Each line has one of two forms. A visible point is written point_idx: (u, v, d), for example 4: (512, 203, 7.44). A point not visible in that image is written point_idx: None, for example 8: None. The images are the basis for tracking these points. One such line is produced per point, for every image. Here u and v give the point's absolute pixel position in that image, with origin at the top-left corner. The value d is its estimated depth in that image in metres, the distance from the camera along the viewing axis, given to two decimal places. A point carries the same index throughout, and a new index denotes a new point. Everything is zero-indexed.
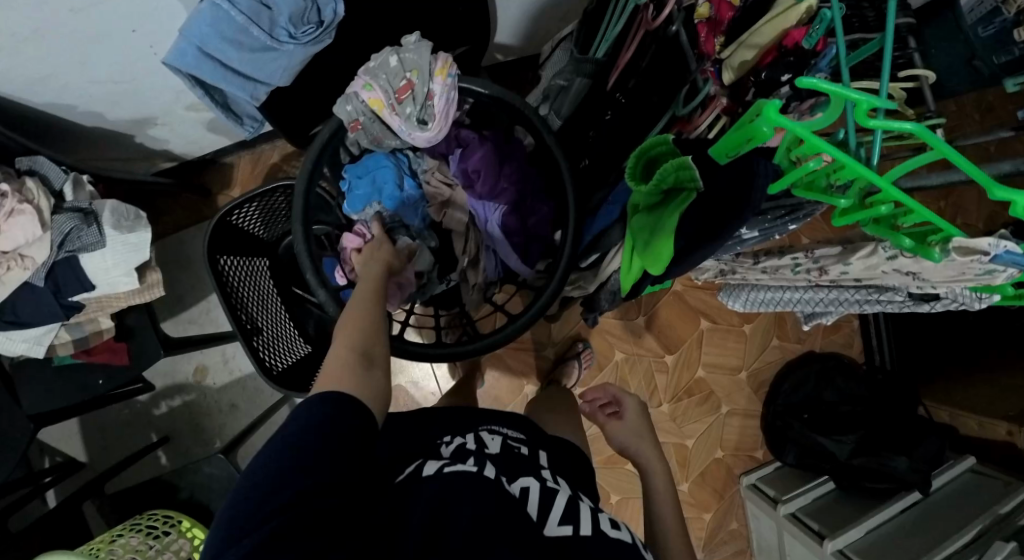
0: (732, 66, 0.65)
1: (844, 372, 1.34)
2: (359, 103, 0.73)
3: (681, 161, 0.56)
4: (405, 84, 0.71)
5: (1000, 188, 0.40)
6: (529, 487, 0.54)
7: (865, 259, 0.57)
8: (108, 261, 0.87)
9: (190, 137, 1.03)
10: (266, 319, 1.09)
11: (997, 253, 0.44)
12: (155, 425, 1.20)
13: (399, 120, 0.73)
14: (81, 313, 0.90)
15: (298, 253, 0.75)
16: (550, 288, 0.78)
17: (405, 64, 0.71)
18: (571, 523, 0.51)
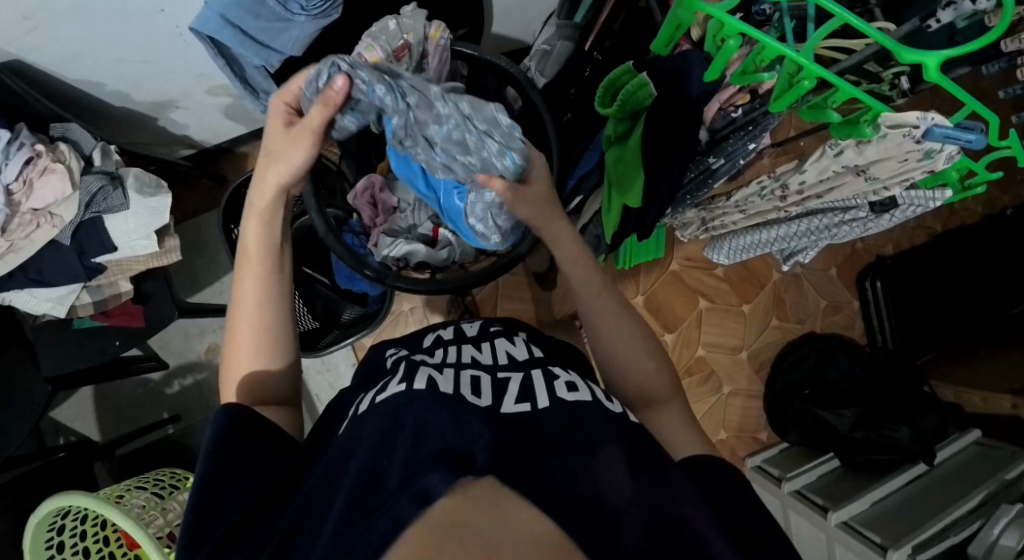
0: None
1: (844, 349, 1.35)
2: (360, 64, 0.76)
3: (637, 81, 0.64)
4: (402, 44, 0.75)
5: (910, 51, 0.44)
6: (485, 378, 0.61)
7: (818, 164, 0.66)
8: (130, 224, 0.93)
9: (209, 122, 1.10)
10: None
11: (927, 126, 0.52)
12: (166, 404, 1.24)
13: None
14: (101, 277, 0.96)
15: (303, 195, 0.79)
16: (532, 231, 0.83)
17: (402, 28, 0.76)
18: (529, 401, 0.58)
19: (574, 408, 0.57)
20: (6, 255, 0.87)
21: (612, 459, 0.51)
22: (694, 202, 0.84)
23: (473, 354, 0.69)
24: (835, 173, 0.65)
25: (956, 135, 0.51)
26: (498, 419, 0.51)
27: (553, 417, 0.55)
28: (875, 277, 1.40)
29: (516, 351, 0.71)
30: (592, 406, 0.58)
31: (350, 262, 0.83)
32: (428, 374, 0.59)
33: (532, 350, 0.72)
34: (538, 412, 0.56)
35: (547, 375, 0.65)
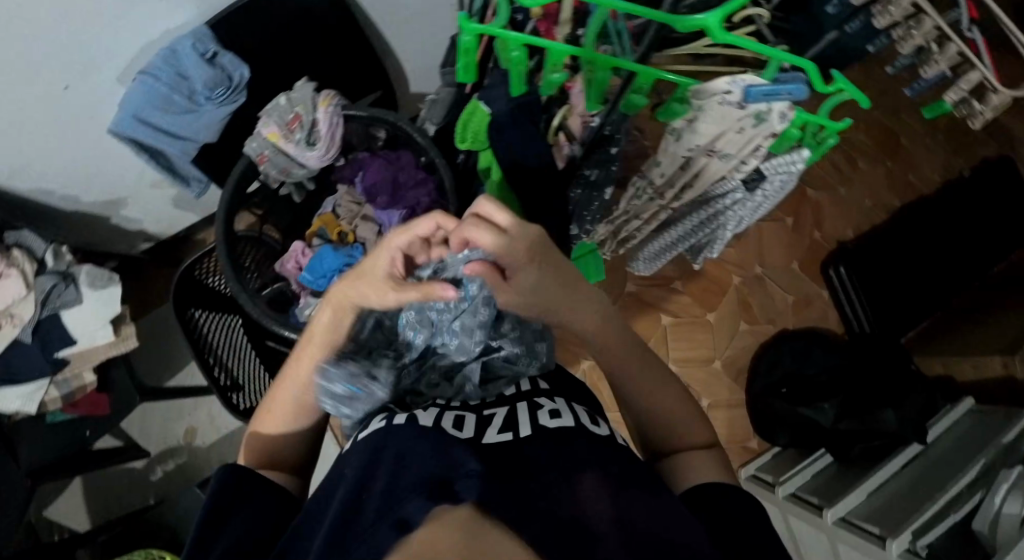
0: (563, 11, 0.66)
1: (819, 341, 1.31)
2: (259, 141, 0.84)
3: (473, 105, 0.72)
4: (293, 116, 0.84)
5: (681, 18, 0.50)
6: (464, 411, 0.55)
7: (670, 152, 0.69)
8: (86, 314, 0.99)
9: (165, 216, 1.13)
10: (239, 369, 1.19)
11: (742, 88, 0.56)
12: (152, 489, 1.27)
13: (294, 147, 0.85)
14: (67, 369, 1.00)
15: (219, 264, 0.84)
16: None
17: (292, 102, 0.84)
18: (512, 430, 0.52)
19: (560, 437, 0.51)
20: None
21: (595, 484, 0.46)
22: (600, 227, 0.85)
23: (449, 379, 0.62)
24: (691, 160, 0.69)
25: (767, 90, 0.55)
26: (482, 451, 0.47)
27: (541, 446, 0.50)
28: (838, 264, 1.37)
29: (504, 378, 0.63)
30: (580, 431, 0.53)
31: (272, 323, 0.87)
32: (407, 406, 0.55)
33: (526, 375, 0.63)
34: (530, 438, 0.51)
35: (532, 403, 0.58)
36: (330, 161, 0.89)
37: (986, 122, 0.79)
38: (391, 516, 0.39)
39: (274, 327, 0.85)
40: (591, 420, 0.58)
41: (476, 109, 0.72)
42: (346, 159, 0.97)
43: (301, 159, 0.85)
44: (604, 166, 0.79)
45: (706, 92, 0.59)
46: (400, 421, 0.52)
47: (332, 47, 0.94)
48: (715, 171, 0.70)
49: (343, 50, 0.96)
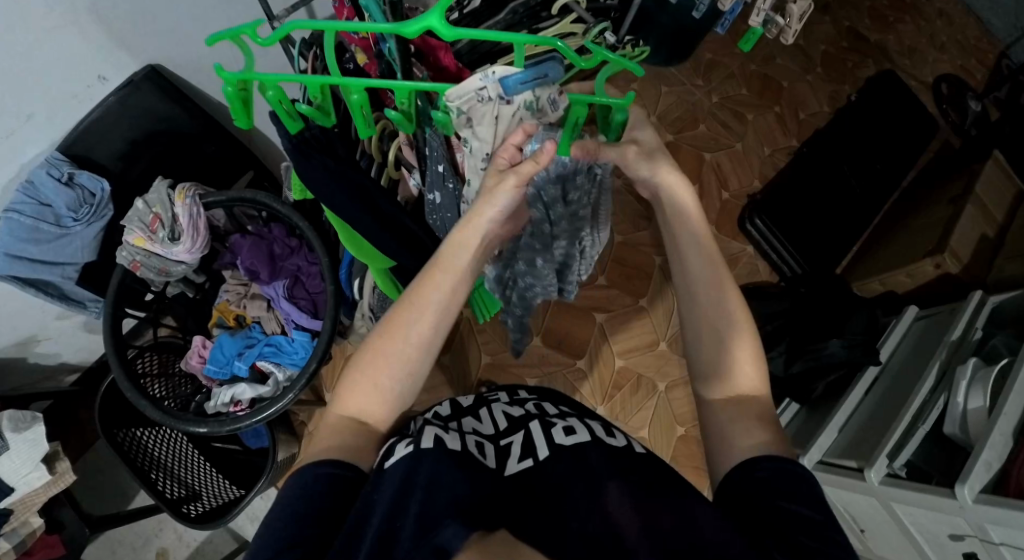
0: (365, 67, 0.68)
1: (755, 294, 1.30)
2: (128, 250, 0.90)
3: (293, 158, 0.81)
4: (153, 217, 0.90)
5: (408, 26, 0.49)
6: (485, 446, 0.63)
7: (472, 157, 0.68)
8: (16, 461, 0.99)
9: (82, 344, 1.15)
10: (192, 476, 1.20)
11: (496, 78, 0.57)
12: None
13: (162, 246, 0.91)
14: (12, 520, 1.00)
15: (118, 381, 0.90)
16: (325, 330, 0.92)
17: (149, 204, 0.90)
18: (529, 455, 0.62)
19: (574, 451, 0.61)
20: None
21: (617, 497, 0.55)
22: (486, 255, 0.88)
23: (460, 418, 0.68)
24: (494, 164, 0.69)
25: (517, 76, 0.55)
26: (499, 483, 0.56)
27: (559, 464, 0.60)
28: (753, 216, 1.37)
29: (510, 409, 0.71)
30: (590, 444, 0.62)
31: (180, 423, 0.91)
32: (435, 431, 0.60)
33: (527, 406, 0.72)
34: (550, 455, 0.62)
35: (543, 423, 0.67)
36: (201, 251, 0.96)
37: (797, 35, 0.72)
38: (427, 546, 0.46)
39: (181, 424, 0.90)
40: (606, 434, 0.66)
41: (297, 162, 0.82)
42: (224, 243, 1.02)
43: (174, 255, 0.92)
44: (446, 189, 0.75)
45: (464, 91, 0.57)
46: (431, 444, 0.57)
47: (186, 144, 1.00)
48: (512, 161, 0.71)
49: (197, 143, 1.01)
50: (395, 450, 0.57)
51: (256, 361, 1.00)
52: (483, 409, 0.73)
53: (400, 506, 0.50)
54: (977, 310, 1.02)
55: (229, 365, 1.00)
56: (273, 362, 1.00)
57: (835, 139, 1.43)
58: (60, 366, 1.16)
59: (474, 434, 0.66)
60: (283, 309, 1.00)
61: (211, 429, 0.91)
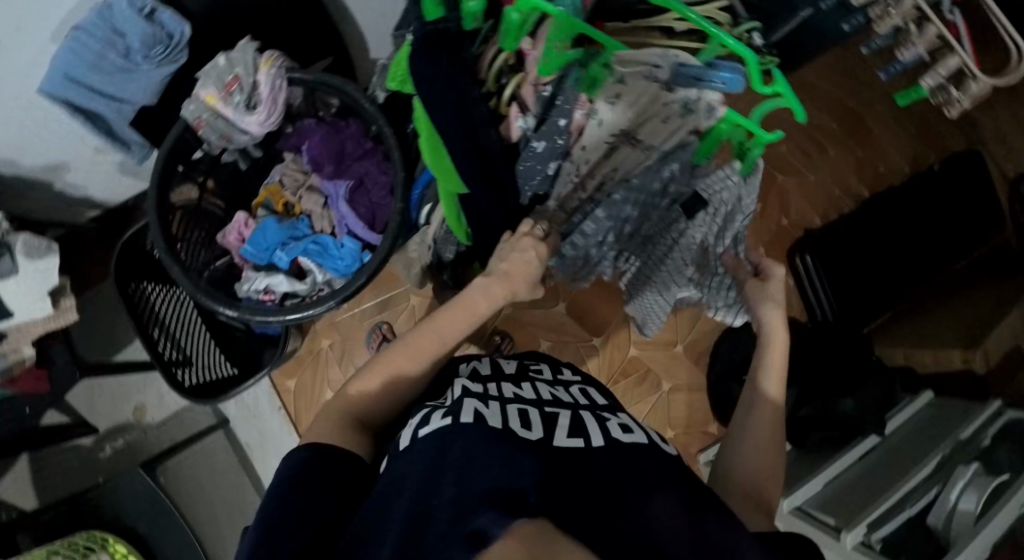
0: None
1: (781, 328, 1.31)
2: (195, 104, 0.82)
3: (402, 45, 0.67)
4: (232, 79, 0.81)
5: None
6: (530, 414, 0.62)
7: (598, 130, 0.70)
8: (20, 287, 0.96)
9: (108, 182, 1.11)
10: (188, 344, 1.15)
11: (682, 53, 0.52)
12: (100, 469, 1.23)
13: (232, 110, 0.83)
14: (4, 344, 0.98)
15: (151, 238, 0.84)
16: (385, 245, 0.83)
17: (230, 63, 0.81)
18: (581, 436, 0.60)
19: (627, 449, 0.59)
20: None
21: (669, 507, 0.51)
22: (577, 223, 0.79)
23: (502, 387, 0.67)
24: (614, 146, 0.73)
25: (711, 59, 0.51)
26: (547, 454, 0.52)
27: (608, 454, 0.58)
28: (805, 252, 1.36)
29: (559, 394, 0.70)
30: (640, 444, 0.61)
31: (207, 299, 0.85)
32: (473, 405, 0.59)
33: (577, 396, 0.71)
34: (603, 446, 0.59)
35: (598, 418, 0.66)
36: (272, 127, 0.88)
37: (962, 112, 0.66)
38: (466, 515, 0.40)
39: (210, 302, 0.83)
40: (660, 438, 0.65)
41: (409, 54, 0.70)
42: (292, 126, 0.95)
43: (244, 125, 0.84)
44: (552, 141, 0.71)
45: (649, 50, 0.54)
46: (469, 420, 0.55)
47: (279, 11, 0.91)
48: (637, 165, 0.74)
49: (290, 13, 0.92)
50: (430, 419, 0.57)
51: (297, 256, 0.92)
52: (528, 382, 0.72)
53: (426, 499, 0.44)
54: (992, 418, 1.06)
55: (268, 251, 0.93)
56: (313, 262, 0.92)
57: (902, 198, 1.41)
58: (83, 200, 1.12)
59: (514, 401, 0.65)
60: (340, 213, 0.91)
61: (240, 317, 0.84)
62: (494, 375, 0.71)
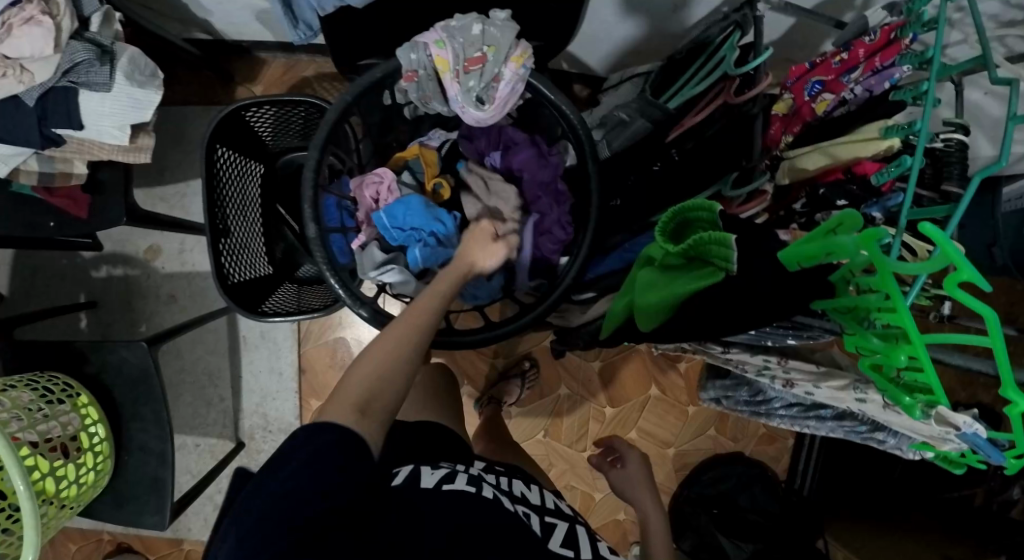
0: (798, 163, 0.71)
1: (766, 481, 1.33)
2: (420, 56, 0.64)
3: (720, 233, 0.53)
4: (477, 56, 0.63)
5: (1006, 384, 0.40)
6: (533, 514, 0.62)
7: (833, 390, 0.64)
8: (104, 106, 0.82)
9: (236, 19, 0.98)
10: (240, 231, 1.02)
11: (966, 431, 0.50)
12: (87, 287, 1.14)
13: (456, 89, 0.64)
14: (58, 149, 0.86)
15: (303, 176, 0.67)
16: (538, 309, 0.72)
17: (485, 37, 0.63)
18: (572, 548, 0.58)
19: None
20: None
21: None
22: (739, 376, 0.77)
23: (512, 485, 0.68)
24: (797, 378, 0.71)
25: (990, 450, 0.50)
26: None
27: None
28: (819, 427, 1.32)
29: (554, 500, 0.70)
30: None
31: (324, 264, 0.70)
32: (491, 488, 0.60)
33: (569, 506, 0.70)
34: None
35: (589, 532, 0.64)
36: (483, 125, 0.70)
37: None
38: None
39: (325, 274, 0.68)
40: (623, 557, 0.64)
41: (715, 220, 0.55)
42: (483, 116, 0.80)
43: (459, 111, 0.66)
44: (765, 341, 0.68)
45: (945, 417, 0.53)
46: (488, 497, 0.57)
47: None
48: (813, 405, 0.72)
49: None
50: (455, 480, 0.59)
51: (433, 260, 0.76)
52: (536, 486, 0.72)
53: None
54: None
55: (404, 234, 0.75)
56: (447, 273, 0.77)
57: None
58: (198, 21, 1.01)
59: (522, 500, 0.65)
60: None
61: (351, 309, 0.70)
62: (502, 471, 0.72)
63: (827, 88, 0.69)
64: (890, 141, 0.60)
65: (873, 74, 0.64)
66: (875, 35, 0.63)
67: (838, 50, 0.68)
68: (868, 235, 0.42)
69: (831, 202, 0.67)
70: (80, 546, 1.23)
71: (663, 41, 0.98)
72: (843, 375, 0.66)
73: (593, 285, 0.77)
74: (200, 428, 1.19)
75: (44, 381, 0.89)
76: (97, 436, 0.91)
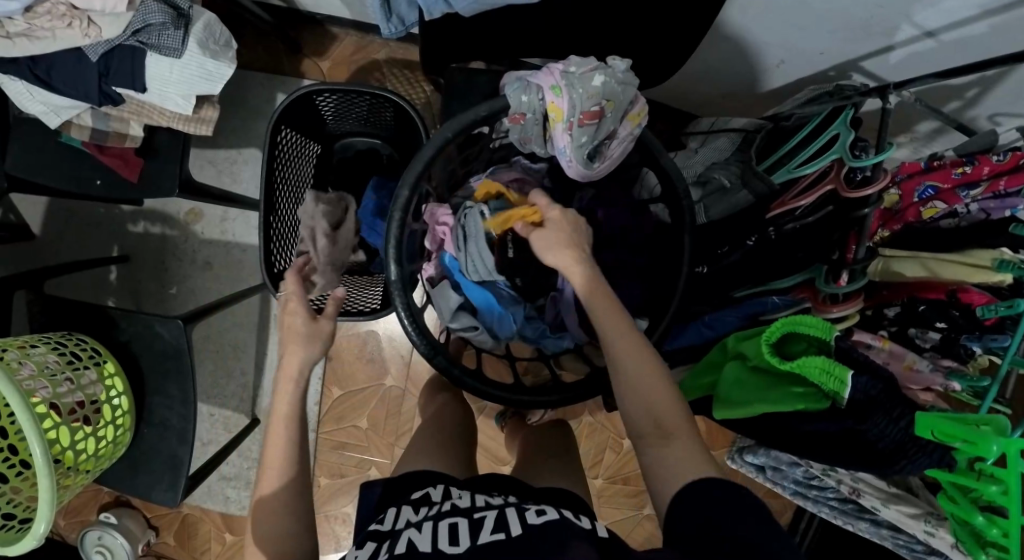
0: (891, 268, 0.64)
1: None
2: (532, 100, 0.62)
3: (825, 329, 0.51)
4: (595, 110, 0.61)
5: None
6: (460, 521, 0.50)
7: (903, 515, 0.58)
8: (171, 73, 0.77)
9: None
10: (293, 215, 0.97)
11: None
12: (121, 240, 1.11)
13: (567, 140, 0.63)
14: (114, 108, 0.81)
15: (391, 214, 0.65)
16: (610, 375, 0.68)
17: (605, 90, 0.60)
18: (502, 529, 0.49)
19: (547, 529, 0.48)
20: (20, 39, 0.72)
21: None
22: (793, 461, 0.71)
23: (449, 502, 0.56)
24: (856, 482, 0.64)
25: None
26: None
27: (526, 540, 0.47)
28: None
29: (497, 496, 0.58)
30: (565, 523, 0.49)
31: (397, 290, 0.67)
32: (409, 534, 0.49)
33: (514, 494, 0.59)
34: (524, 531, 0.48)
35: (517, 504, 0.54)
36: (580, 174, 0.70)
37: None
38: None
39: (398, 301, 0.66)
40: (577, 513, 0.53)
41: (826, 340, 0.51)
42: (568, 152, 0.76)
43: (564, 162, 0.66)
44: None
45: None
46: (403, 549, 0.47)
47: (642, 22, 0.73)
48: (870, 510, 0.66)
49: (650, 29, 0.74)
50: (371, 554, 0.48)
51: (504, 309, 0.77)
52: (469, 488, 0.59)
53: None
54: None
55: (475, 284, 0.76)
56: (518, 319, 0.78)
57: None
58: None
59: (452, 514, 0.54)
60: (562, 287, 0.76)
61: (416, 344, 0.67)
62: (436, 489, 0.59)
63: (940, 196, 0.66)
64: (1003, 277, 0.57)
65: (993, 196, 0.63)
66: (1005, 157, 0.62)
67: (958, 160, 0.65)
68: (1015, 441, 0.37)
69: (929, 321, 0.62)
70: (78, 496, 1.22)
71: (757, 91, 0.93)
72: (916, 503, 0.60)
73: (668, 355, 0.76)
74: (217, 398, 1.16)
75: (71, 345, 0.84)
76: (119, 407, 0.87)
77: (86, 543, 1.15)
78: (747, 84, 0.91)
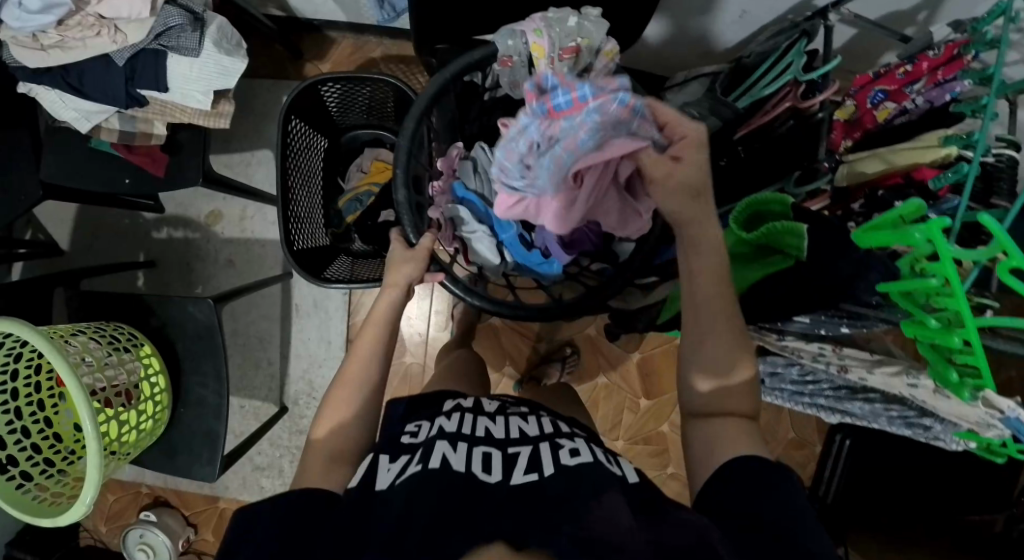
0: (853, 168, 0.72)
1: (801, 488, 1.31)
2: (516, 44, 0.68)
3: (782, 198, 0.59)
4: (572, 46, 0.67)
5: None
6: (494, 454, 0.55)
7: (887, 376, 0.61)
8: (192, 71, 0.85)
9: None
10: (306, 196, 1.05)
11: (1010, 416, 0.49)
12: (146, 247, 1.18)
13: None
14: (140, 110, 0.88)
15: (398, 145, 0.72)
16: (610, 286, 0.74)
17: (580, 30, 0.67)
18: (535, 470, 0.53)
19: (575, 470, 0.52)
20: (53, 49, 0.80)
21: None
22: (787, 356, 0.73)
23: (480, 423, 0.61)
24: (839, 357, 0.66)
25: None
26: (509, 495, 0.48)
27: (560, 481, 0.50)
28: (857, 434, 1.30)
29: (528, 427, 0.63)
30: (598, 466, 0.52)
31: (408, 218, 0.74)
32: (443, 450, 0.54)
33: (547, 426, 0.63)
34: (556, 470, 0.52)
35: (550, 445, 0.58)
36: None
37: None
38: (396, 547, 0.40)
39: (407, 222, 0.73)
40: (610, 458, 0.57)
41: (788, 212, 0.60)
42: None
43: None
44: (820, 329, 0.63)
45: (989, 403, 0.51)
46: (437, 465, 0.52)
47: None
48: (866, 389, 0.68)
49: None
50: (406, 467, 0.52)
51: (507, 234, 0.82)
52: (502, 414, 0.65)
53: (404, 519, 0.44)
54: None
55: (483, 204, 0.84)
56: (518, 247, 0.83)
57: None
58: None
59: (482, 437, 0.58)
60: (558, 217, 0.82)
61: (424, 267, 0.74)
62: (467, 407, 0.65)
63: (890, 97, 0.70)
64: (949, 150, 0.63)
65: (935, 87, 0.66)
66: (940, 50, 0.65)
67: (901, 64, 0.69)
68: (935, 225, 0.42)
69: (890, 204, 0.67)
70: (117, 499, 1.26)
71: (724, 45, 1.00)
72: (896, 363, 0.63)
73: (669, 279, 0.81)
74: (246, 390, 1.22)
75: (112, 330, 0.91)
76: (158, 386, 0.92)
77: (128, 542, 1.19)
78: (715, 40, 0.98)
